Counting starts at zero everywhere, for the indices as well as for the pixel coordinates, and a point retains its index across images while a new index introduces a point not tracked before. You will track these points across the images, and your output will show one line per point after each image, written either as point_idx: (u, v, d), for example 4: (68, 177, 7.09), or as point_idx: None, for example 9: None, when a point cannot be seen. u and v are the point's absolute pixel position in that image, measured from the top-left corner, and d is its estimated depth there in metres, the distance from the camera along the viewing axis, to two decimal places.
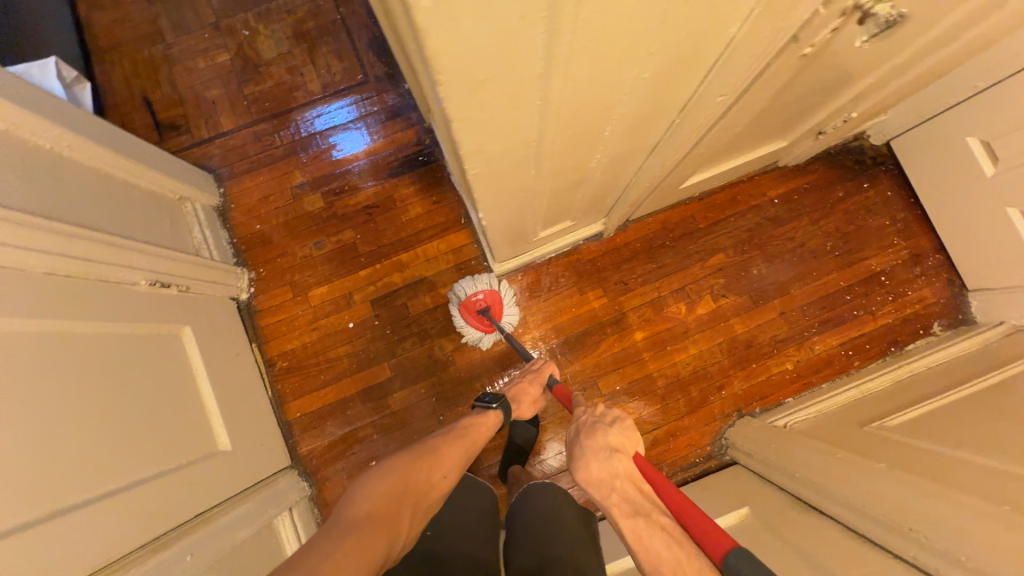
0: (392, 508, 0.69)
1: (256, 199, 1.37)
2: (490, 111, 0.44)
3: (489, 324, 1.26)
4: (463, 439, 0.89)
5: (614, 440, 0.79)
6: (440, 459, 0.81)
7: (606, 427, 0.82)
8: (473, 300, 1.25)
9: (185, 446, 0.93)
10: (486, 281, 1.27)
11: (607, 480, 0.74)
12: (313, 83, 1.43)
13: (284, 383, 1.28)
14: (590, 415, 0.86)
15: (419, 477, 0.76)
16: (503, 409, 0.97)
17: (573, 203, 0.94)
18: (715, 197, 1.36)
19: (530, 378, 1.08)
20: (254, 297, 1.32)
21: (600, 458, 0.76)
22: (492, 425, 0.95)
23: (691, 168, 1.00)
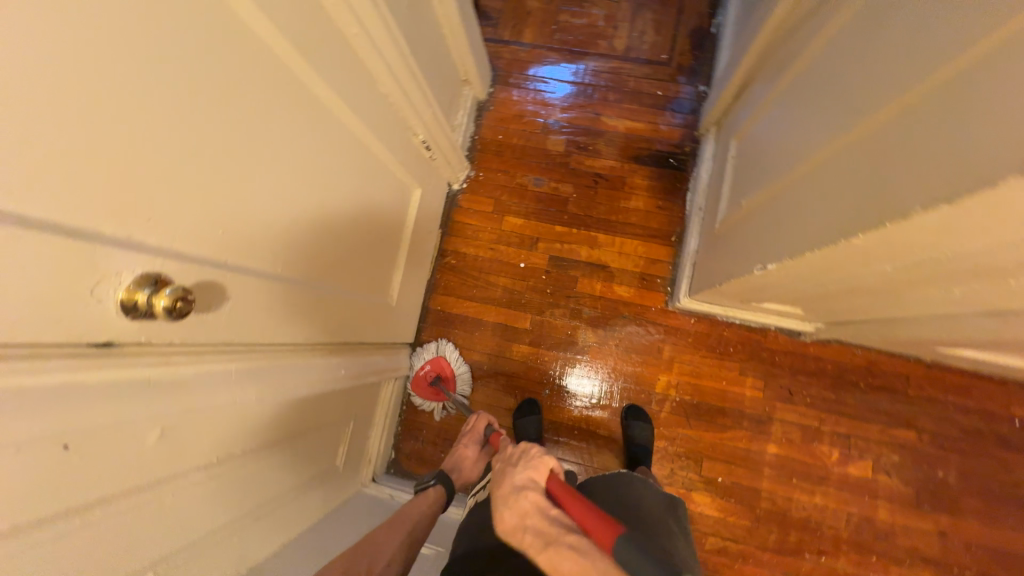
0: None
1: (512, 113, 1.43)
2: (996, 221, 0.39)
3: (440, 392, 1.27)
4: (401, 523, 0.86)
5: (519, 478, 0.70)
6: (378, 549, 0.78)
7: (510, 469, 0.72)
8: (420, 376, 1.28)
9: (373, 283, 1.03)
10: (429, 351, 1.30)
11: (521, 523, 0.64)
12: (619, 39, 1.42)
13: (443, 276, 1.36)
14: (500, 462, 0.77)
15: (358, 570, 0.72)
16: (441, 484, 1.00)
17: (839, 303, 0.85)
18: (947, 376, 1.17)
19: (467, 440, 1.12)
20: (461, 192, 1.41)
21: (511, 503, 0.67)
22: (431, 501, 0.95)
23: (981, 345, 0.85)
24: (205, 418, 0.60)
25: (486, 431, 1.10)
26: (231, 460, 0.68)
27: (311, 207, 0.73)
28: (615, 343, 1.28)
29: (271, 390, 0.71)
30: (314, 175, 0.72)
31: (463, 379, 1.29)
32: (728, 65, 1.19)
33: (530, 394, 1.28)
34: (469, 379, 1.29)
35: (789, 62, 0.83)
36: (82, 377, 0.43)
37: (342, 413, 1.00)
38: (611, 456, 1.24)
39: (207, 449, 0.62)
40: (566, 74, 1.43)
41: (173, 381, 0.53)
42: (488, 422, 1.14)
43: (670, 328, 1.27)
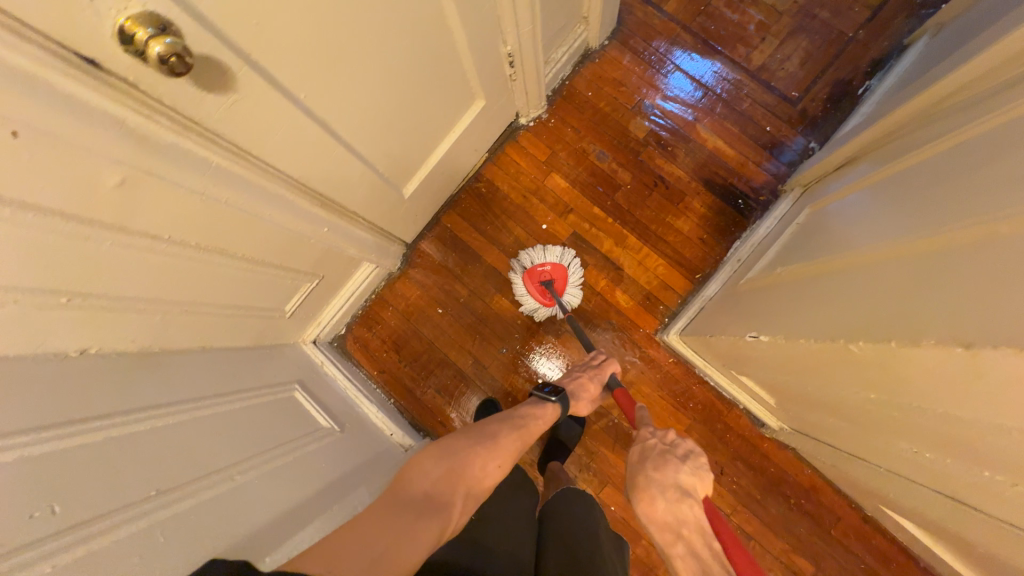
0: (445, 492, 0.67)
1: (613, 77, 1.32)
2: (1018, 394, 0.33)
3: (549, 297, 1.23)
4: (521, 429, 0.85)
5: (685, 478, 0.73)
6: (495, 447, 0.78)
7: (675, 461, 0.76)
8: (538, 270, 1.23)
9: (396, 165, 0.99)
10: (553, 253, 1.24)
11: (674, 526, 0.67)
12: (759, 54, 1.28)
13: (466, 198, 1.32)
14: (659, 440, 0.82)
15: (468, 470, 0.72)
16: (560, 404, 0.93)
17: (812, 412, 0.79)
18: (877, 537, 1.12)
19: (589, 374, 1.03)
20: (523, 129, 1.34)
21: (666, 500, 0.70)
22: (549, 417, 0.91)
23: (924, 524, 0.80)
24: (173, 193, 0.60)
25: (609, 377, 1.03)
26: (180, 246, 0.68)
27: (359, 49, 0.69)
28: (589, 341, 1.25)
29: (249, 205, 0.71)
30: (377, 18, 0.67)
31: (571, 293, 1.24)
32: (850, 132, 1.06)
33: (489, 345, 1.27)
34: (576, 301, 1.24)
35: (909, 149, 0.73)
36: (62, 84, 0.43)
37: (310, 267, 1.00)
38: None
39: (164, 223, 0.63)
40: (688, 63, 1.31)
41: (154, 140, 0.52)
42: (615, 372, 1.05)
43: (646, 355, 1.23)
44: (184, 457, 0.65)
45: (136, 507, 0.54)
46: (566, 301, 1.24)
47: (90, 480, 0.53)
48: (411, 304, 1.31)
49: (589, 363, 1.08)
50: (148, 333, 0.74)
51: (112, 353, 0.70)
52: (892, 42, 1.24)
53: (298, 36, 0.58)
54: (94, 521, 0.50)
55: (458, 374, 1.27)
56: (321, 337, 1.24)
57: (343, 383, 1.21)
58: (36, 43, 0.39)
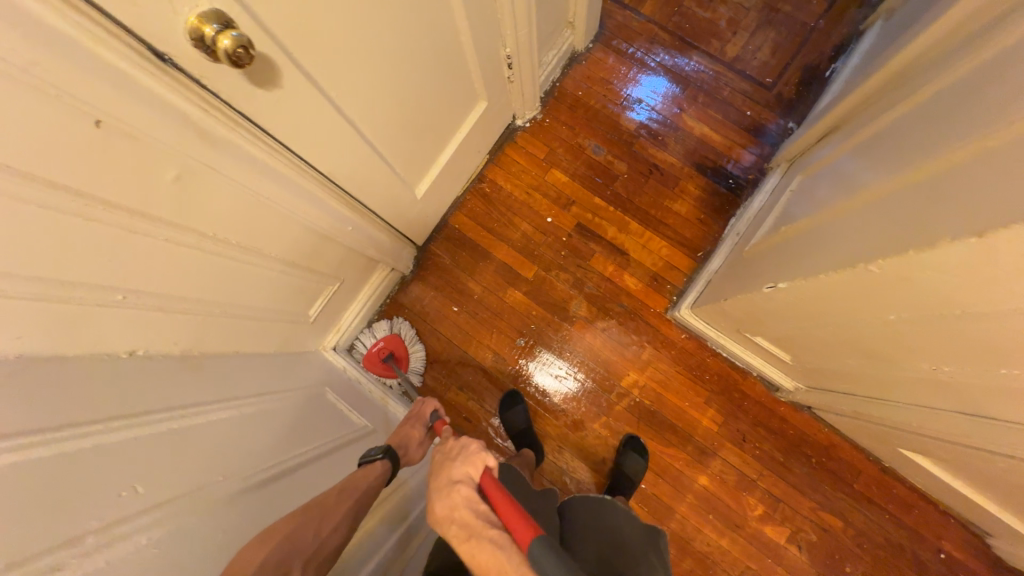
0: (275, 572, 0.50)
1: (600, 76, 1.41)
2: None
3: (393, 370, 1.24)
4: (342, 486, 0.69)
5: (458, 471, 0.65)
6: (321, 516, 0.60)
7: (450, 459, 0.67)
8: (371, 353, 1.24)
9: (411, 165, 1.03)
10: (383, 328, 1.27)
11: (448, 516, 0.59)
12: (732, 47, 1.39)
13: (472, 199, 1.37)
14: (443, 451, 0.72)
15: (301, 535, 0.56)
16: (390, 458, 0.80)
17: (829, 358, 0.84)
18: (898, 487, 1.17)
19: (410, 422, 0.97)
20: (520, 130, 1.40)
21: (441, 495, 0.62)
22: (375, 474, 0.76)
23: (942, 453, 0.85)
24: (219, 187, 0.63)
25: (430, 417, 0.98)
26: (223, 246, 0.71)
27: (385, 51, 0.73)
28: (602, 325, 1.29)
29: (284, 199, 0.73)
30: (400, 20, 0.72)
31: (415, 358, 1.27)
32: (826, 107, 1.16)
33: (506, 338, 1.30)
34: (424, 354, 1.29)
35: (886, 108, 0.81)
36: (142, 79, 0.46)
37: (333, 269, 1.02)
38: (554, 424, 1.25)
39: (210, 221, 0.65)
40: (653, 95, 1.39)
41: (211, 132, 0.56)
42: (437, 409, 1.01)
43: (658, 333, 1.27)
44: (232, 454, 0.65)
45: (195, 497, 0.55)
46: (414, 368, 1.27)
47: (159, 466, 0.54)
48: (424, 306, 1.33)
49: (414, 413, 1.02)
50: (188, 335, 0.75)
51: (156, 353, 0.71)
52: (851, 27, 1.35)
53: (337, 37, 0.63)
54: (160, 508, 0.50)
55: (478, 369, 1.29)
56: (341, 343, 1.25)
57: (368, 386, 1.21)
58: (118, 36, 0.42)
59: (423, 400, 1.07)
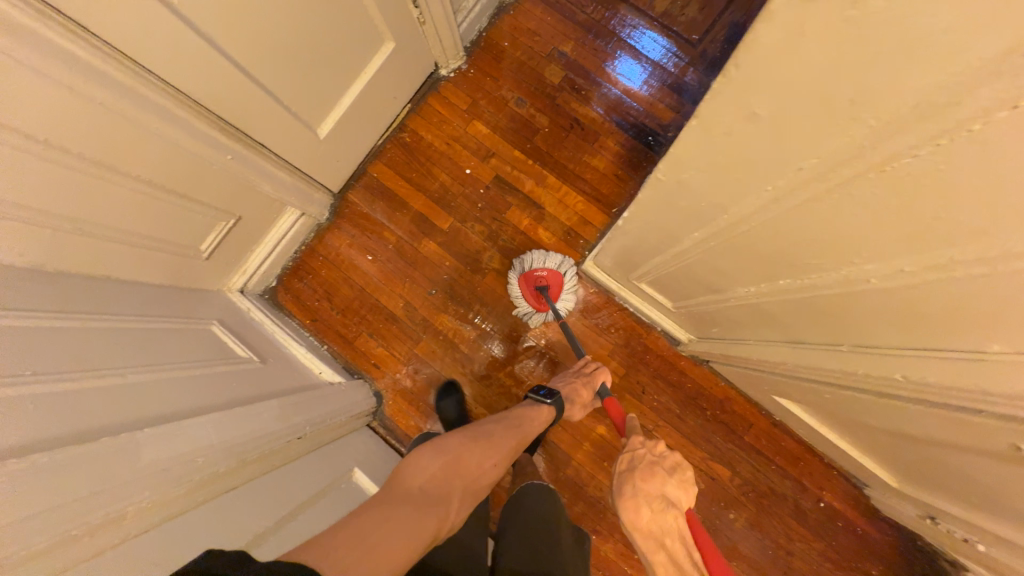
0: (442, 489, 0.66)
1: (528, 26, 1.39)
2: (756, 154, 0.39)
3: (545, 303, 1.23)
4: (515, 426, 0.86)
5: (671, 492, 0.66)
6: (489, 447, 0.78)
7: (665, 472, 0.69)
8: (532, 274, 1.22)
9: (306, 101, 1.02)
10: (547, 258, 1.23)
11: (657, 537, 0.62)
12: (662, 2, 1.37)
13: (392, 148, 1.36)
14: (647, 451, 0.74)
15: (469, 462, 0.73)
16: (556, 404, 0.92)
17: (693, 298, 0.85)
18: (787, 440, 1.20)
19: (582, 380, 1.03)
20: (445, 80, 1.38)
21: (643, 508, 0.66)
22: (546, 417, 0.90)
23: (799, 395, 0.87)
24: (46, 87, 0.62)
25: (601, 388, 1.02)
26: (67, 155, 0.70)
27: None
28: None
29: (135, 115, 0.73)
30: None
31: (567, 299, 1.24)
32: None
33: (419, 288, 1.30)
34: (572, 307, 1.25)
35: None
36: None
37: (225, 203, 1.01)
38: (460, 372, 1.27)
39: (44, 120, 0.64)
40: (645, 37, 1.36)
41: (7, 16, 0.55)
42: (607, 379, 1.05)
43: None
44: (66, 358, 0.64)
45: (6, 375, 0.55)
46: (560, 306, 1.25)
47: None
48: (339, 253, 1.33)
49: (579, 368, 1.09)
50: (41, 250, 0.75)
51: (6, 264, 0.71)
52: None
53: None
54: None
55: (391, 318, 1.30)
56: (249, 286, 1.24)
57: (273, 327, 1.21)
58: None
59: (592, 363, 1.11)
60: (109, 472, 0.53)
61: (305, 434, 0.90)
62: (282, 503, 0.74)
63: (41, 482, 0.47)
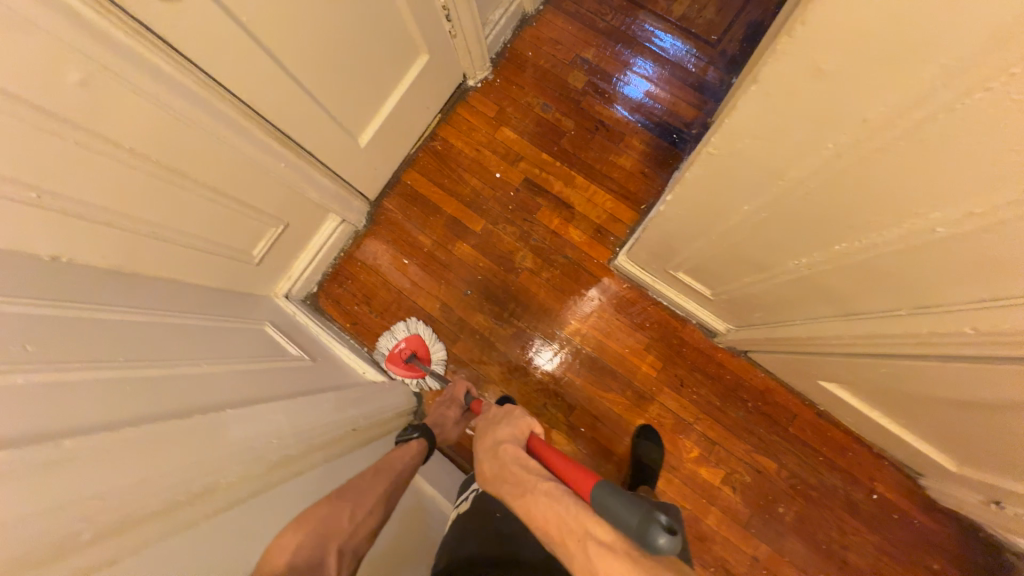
0: (312, 558, 0.53)
1: (549, 37, 1.45)
2: (818, 112, 0.41)
3: (417, 369, 1.25)
4: (383, 470, 0.75)
5: (502, 433, 0.72)
6: (358, 496, 0.66)
7: (494, 426, 0.75)
8: (393, 353, 1.26)
9: (349, 112, 1.08)
10: (399, 330, 1.29)
11: (501, 472, 0.64)
12: (679, 7, 1.42)
13: (424, 157, 1.41)
14: (487, 420, 0.80)
15: (340, 519, 0.60)
16: (424, 436, 0.91)
17: (734, 281, 0.87)
18: (832, 429, 1.18)
19: (445, 403, 1.08)
20: (472, 90, 1.44)
21: (489, 456, 0.68)
22: (413, 451, 0.85)
23: (848, 375, 0.87)
24: (130, 97, 0.68)
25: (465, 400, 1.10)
26: (145, 164, 0.75)
27: None
28: (548, 277, 1.32)
29: (205, 123, 0.79)
30: None
31: (437, 356, 1.28)
32: None
33: (454, 289, 1.34)
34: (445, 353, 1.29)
35: None
36: None
37: (276, 210, 1.07)
38: (496, 370, 1.29)
39: (127, 130, 0.70)
40: (665, 40, 1.41)
41: (105, 33, 0.61)
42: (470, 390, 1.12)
43: (601, 283, 1.31)
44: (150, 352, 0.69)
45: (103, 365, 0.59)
46: (437, 363, 1.28)
47: (53, 346, 0.56)
48: (376, 258, 1.37)
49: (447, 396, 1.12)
50: (117, 252, 0.80)
51: (82, 264, 0.76)
52: None
53: None
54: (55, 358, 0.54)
55: (427, 319, 1.33)
56: (293, 292, 1.29)
57: (317, 330, 1.26)
58: None
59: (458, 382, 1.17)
60: (207, 446, 0.56)
61: (359, 426, 0.92)
62: None
63: (152, 449, 0.50)
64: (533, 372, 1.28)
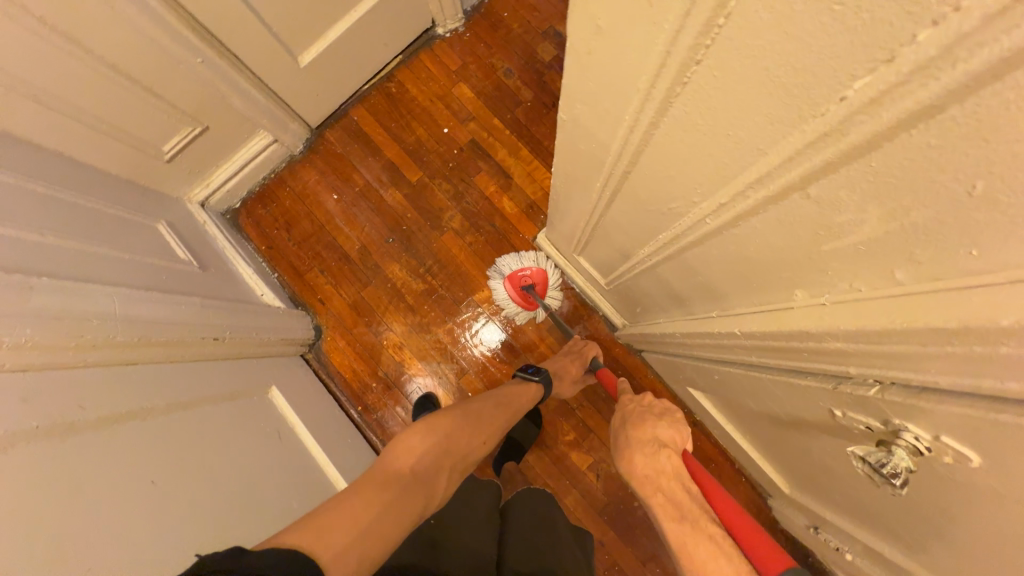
0: (430, 469, 0.63)
1: (528, 2, 1.41)
2: (604, 80, 0.40)
3: (532, 301, 1.24)
4: (501, 403, 0.85)
5: (662, 432, 0.68)
6: (478, 426, 0.76)
7: (652, 420, 0.72)
8: (518, 275, 1.23)
9: (287, 25, 1.04)
10: (530, 258, 1.25)
11: (653, 477, 0.60)
12: None
13: (376, 96, 1.38)
14: (634, 406, 0.79)
15: (459, 440, 0.70)
16: (542, 382, 0.96)
17: (616, 271, 0.88)
18: (703, 439, 1.23)
19: (573, 356, 1.08)
20: (439, 38, 1.40)
21: (645, 451, 0.65)
22: (532, 394, 0.93)
23: (704, 383, 0.90)
24: None
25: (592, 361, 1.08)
26: (26, 17, 0.72)
27: None
28: (472, 242, 1.32)
29: None
30: None
31: (553, 296, 1.24)
32: None
33: (377, 234, 1.33)
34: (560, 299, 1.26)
35: None
36: None
37: (192, 109, 1.04)
38: (400, 321, 1.29)
39: None
40: None
41: None
42: (596, 354, 1.11)
43: None
44: None
45: None
46: (552, 301, 1.25)
47: None
48: (306, 188, 1.35)
49: (573, 347, 1.12)
50: None
51: None
52: None
53: None
54: None
55: (345, 259, 1.32)
56: (211, 201, 1.26)
57: (226, 244, 1.23)
58: None
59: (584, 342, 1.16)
60: None
61: (222, 339, 0.92)
62: (172, 390, 0.76)
63: None
64: (437, 331, 1.29)
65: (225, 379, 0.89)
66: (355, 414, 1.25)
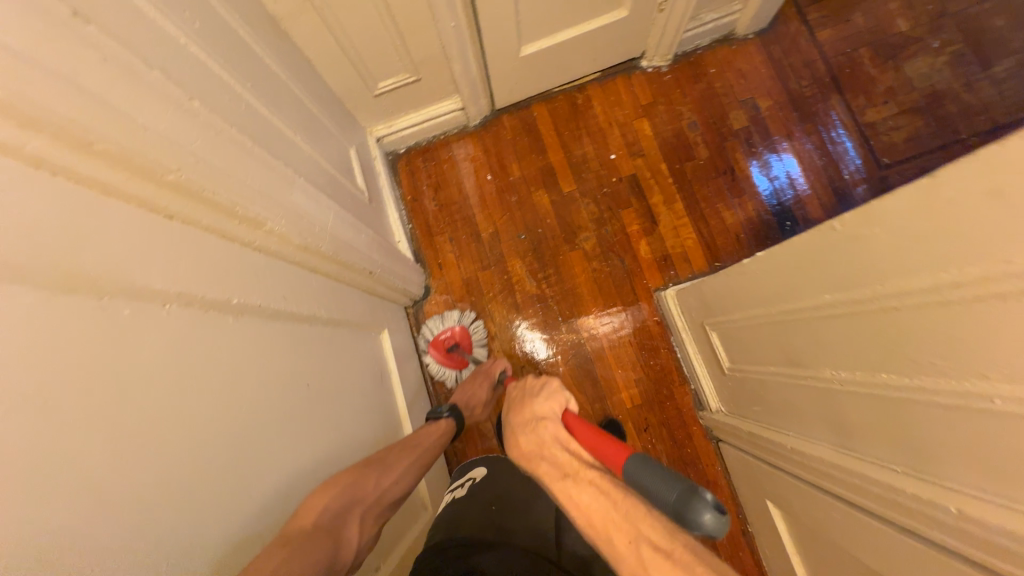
0: (339, 518, 0.57)
1: (739, 67, 1.41)
2: (960, 229, 0.40)
3: (459, 357, 1.25)
4: (414, 446, 0.80)
5: (541, 407, 0.72)
6: (387, 467, 0.71)
7: (532, 399, 0.75)
8: (438, 339, 1.25)
9: (531, 17, 1.10)
10: (447, 316, 1.29)
11: (539, 451, 0.65)
12: (877, 112, 1.33)
13: (561, 100, 1.42)
14: (520, 392, 0.81)
15: (368, 481, 0.66)
16: (454, 417, 0.95)
17: (760, 367, 0.87)
18: (745, 552, 1.18)
19: (478, 378, 1.11)
20: (640, 70, 1.42)
21: (528, 431, 0.69)
22: (443, 429, 0.90)
23: (798, 510, 0.86)
24: None
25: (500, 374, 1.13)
26: None
27: None
28: (596, 269, 1.33)
29: None
30: None
31: (480, 347, 1.26)
32: None
33: (511, 226, 1.36)
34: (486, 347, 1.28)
35: None
36: None
37: (418, 60, 1.11)
38: (504, 315, 1.32)
39: None
40: (840, 133, 1.34)
41: None
42: (505, 366, 1.15)
43: (635, 303, 1.31)
44: (269, 97, 0.75)
45: (237, 79, 0.64)
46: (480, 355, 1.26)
47: (215, 37, 0.62)
48: (467, 159, 1.40)
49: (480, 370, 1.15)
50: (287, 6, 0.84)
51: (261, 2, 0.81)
52: None
53: None
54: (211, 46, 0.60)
55: (476, 236, 1.37)
56: (385, 139, 1.35)
57: (384, 183, 1.31)
58: None
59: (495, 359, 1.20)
60: (270, 188, 0.62)
61: (373, 273, 0.98)
62: (332, 306, 0.81)
63: (235, 156, 0.56)
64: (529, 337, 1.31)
65: (361, 310, 0.95)
66: (430, 380, 1.30)
